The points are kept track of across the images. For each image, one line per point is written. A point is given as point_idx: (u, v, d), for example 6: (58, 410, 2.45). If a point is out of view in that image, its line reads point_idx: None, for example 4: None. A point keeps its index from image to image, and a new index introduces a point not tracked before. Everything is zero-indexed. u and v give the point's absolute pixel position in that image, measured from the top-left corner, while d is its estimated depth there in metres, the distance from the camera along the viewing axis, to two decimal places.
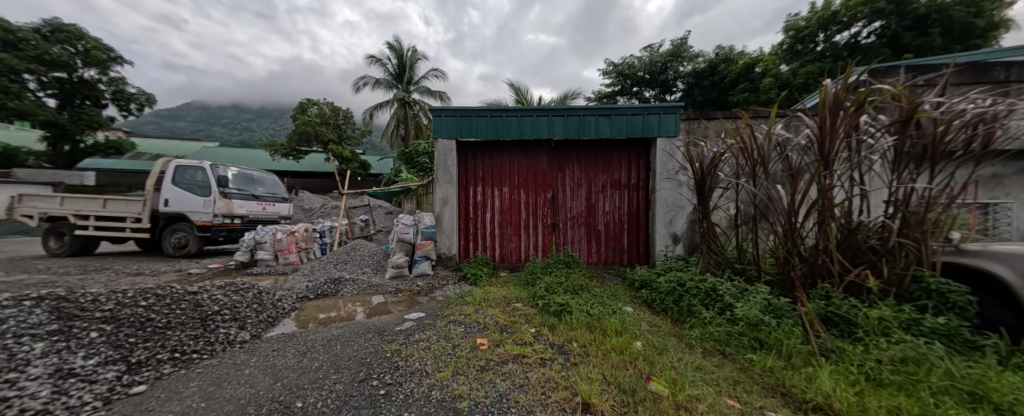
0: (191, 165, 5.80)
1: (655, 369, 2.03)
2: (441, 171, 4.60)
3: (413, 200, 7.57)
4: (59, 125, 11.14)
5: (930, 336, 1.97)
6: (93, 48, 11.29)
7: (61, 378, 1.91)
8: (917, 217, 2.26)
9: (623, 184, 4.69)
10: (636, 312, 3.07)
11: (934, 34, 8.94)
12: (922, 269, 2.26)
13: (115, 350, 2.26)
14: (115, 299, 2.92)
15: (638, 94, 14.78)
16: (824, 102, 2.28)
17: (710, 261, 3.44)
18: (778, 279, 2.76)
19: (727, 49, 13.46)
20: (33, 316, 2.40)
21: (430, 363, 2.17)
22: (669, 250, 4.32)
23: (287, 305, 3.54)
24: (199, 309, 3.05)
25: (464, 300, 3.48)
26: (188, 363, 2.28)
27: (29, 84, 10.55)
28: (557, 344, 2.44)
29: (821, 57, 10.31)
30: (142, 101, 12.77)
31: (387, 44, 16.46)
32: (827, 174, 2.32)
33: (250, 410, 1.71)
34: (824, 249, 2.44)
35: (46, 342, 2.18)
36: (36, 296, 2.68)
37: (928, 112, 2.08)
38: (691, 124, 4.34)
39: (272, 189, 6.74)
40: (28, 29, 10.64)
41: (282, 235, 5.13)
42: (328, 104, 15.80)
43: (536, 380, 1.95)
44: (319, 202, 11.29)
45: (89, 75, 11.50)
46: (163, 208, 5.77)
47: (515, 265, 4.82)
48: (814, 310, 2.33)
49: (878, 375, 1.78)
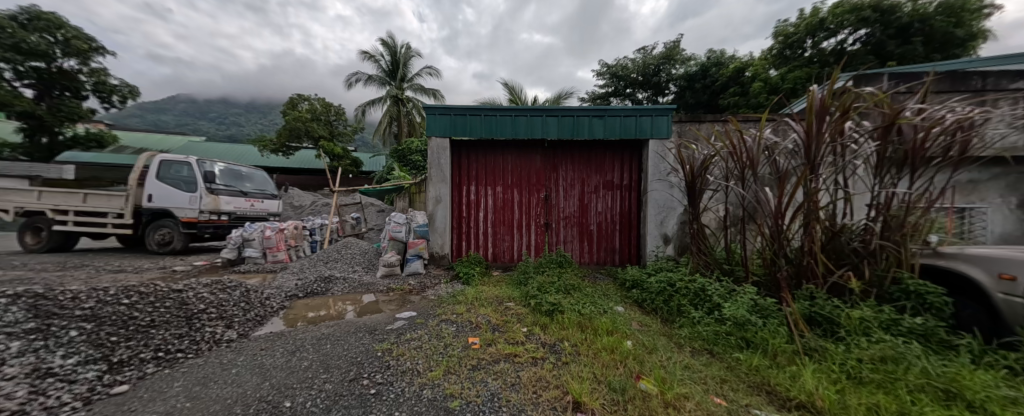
0: (177, 159, 5.66)
1: (645, 367, 2.06)
2: (434, 170, 4.57)
3: (406, 198, 7.56)
4: (38, 117, 10.76)
5: (907, 336, 2.04)
6: (74, 37, 10.92)
7: (38, 378, 1.85)
8: (899, 221, 2.33)
9: (616, 185, 4.72)
10: (626, 311, 3.11)
11: (916, 42, 9.23)
12: (902, 270, 2.33)
13: (97, 349, 2.20)
14: (96, 297, 2.83)
15: (631, 96, 14.93)
16: (811, 107, 2.32)
17: (700, 261, 3.49)
18: (764, 280, 2.81)
19: (719, 52, 13.66)
20: (9, 314, 2.31)
21: (421, 363, 2.16)
22: (660, 250, 4.37)
23: (276, 304, 3.49)
24: (184, 307, 2.99)
25: (457, 299, 3.47)
26: (172, 363, 2.23)
27: (5, 73, 10.18)
28: (549, 343, 2.45)
29: (809, 62, 10.55)
30: (125, 94, 12.40)
31: (380, 40, 16.30)
32: (813, 178, 2.36)
33: (237, 410, 1.69)
34: (810, 250, 2.49)
35: (23, 340, 2.11)
36: (11, 293, 2.58)
37: (909, 119, 2.14)
38: (682, 126, 4.39)
39: (261, 185, 6.61)
40: (4, 16, 10.23)
41: (272, 232, 5.04)
42: (319, 100, 15.55)
43: (529, 379, 1.96)
44: (310, 199, 11.15)
45: (69, 66, 11.13)
46: (147, 204, 5.61)
47: (508, 264, 4.82)
48: (799, 310, 2.39)
49: (859, 374, 1.83)
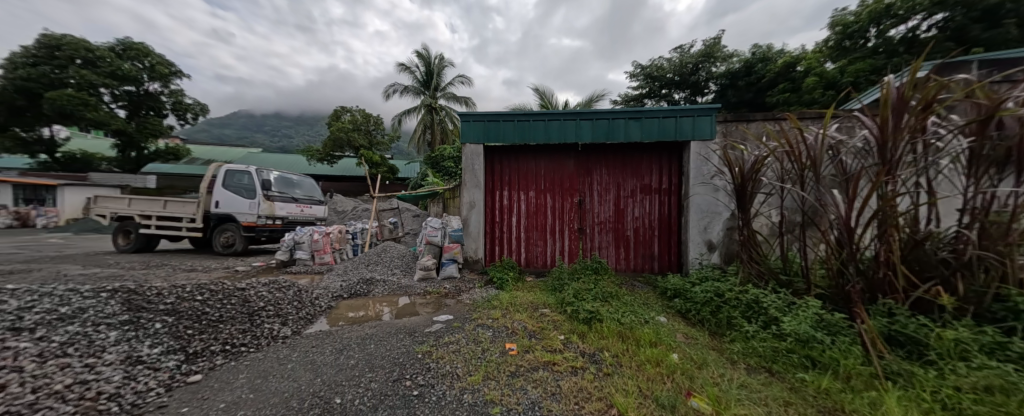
0: (239, 168, 6.21)
1: (697, 383, 1.93)
2: (468, 175, 4.65)
3: (441, 203, 7.77)
4: (128, 134, 12.45)
5: (1020, 363, 1.73)
6: (157, 63, 12.60)
7: (130, 364, 2.10)
8: (1000, 228, 2.02)
9: (655, 189, 4.54)
10: (670, 322, 2.95)
11: (1009, 25, 8.04)
12: (1008, 287, 2.00)
13: (176, 340, 2.44)
14: (176, 293, 3.16)
15: (667, 97, 14.43)
16: (886, 101, 2.09)
17: (751, 271, 3.23)
18: (831, 293, 2.54)
19: (766, 47, 12.83)
20: (109, 307, 2.67)
21: (460, 367, 2.18)
22: (704, 258, 4.13)
23: (323, 303, 3.71)
24: (246, 304, 3.25)
25: (492, 303, 3.50)
26: (237, 356, 2.43)
27: (104, 97, 11.88)
28: (588, 352, 2.39)
29: (873, 53, 9.55)
30: (197, 111, 14.00)
31: (417, 52, 17.06)
32: (891, 180, 2.12)
33: (293, 403, 1.79)
34: (886, 261, 2.22)
35: (119, 331, 2.41)
36: (111, 288, 2.97)
37: (1013, 110, 1.86)
38: (728, 126, 4.13)
39: (309, 191, 7.10)
40: (105, 48, 12.06)
41: (319, 235, 5.39)
42: (360, 111, 16.52)
43: (569, 389, 1.91)
44: (351, 205, 11.83)
45: (154, 88, 12.82)
46: (214, 209, 6.21)
47: (541, 270, 4.78)
48: (876, 327, 2.13)
49: (957, 405, 1.59)
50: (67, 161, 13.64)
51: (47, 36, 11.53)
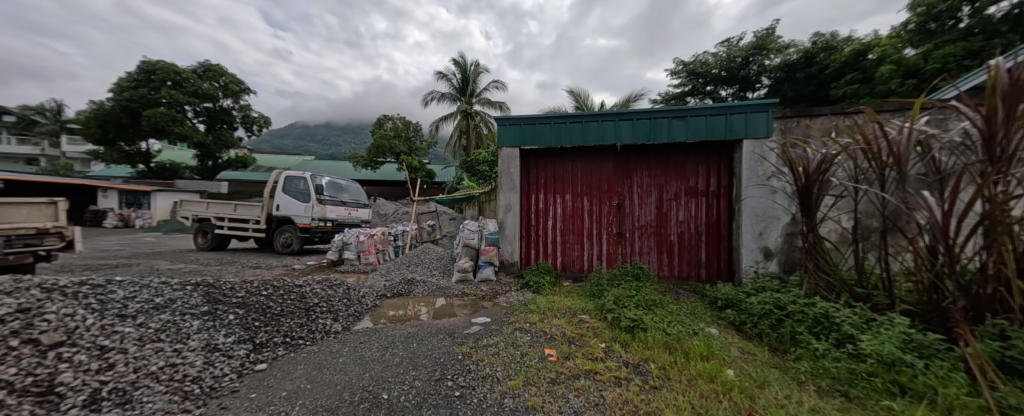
0: (296, 175, 6.78)
1: (758, 404, 1.76)
2: (505, 179, 4.69)
3: (477, 206, 7.92)
4: (207, 146, 14.13)
5: None
6: (230, 82, 14.23)
7: (210, 351, 2.36)
8: None
9: (701, 191, 4.26)
10: (722, 334, 2.74)
11: None
12: None
13: (245, 331, 2.71)
14: (246, 287, 3.51)
15: (713, 93, 13.58)
16: (994, 86, 1.79)
17: (818, 282, 2.90)
18: (922, 310, 2.20)
19: (829, 35, 11.64)
20: (192, 299, 3.02)
21: (500, 370, 2.18)
22: (760, 266, 3.80)
23: (369, 302, 3.91)
24: (303, 300, 3.52)
25: (529, 307, 3.47)
26: (296, 348, 2.63)
27: (188, 113, 13.64)
28: (632, 363, 2.28)
29: (966, 35, 8.29)
30: (261, 124, 15.56)
31: (454, 61, 17.64)
32: (1001, 179, 1.80)
33: (345, 395, 1.90)
34: (997, 274, 1.89)
35: (200, 320, 2.72)
36: (194, 282, 3.36)
37: None
38: (787, 122, 3.78)
39: (355, 195, 7.59)
40: (190, 70, 13.86)
41: (365, 236, 5.71)
42: (400, 118, 17.38)
43: (613, 400, 1.83)
44: (392, 208, 12.45)
45: (227, 104, 14.47)
46: (275, 212, 6.84)
47: (578, 274, 4.67)
48: (985, 352, 1.81)
49: None
50: (159, 170, 15.78)
51: (146, 62, 13.47)
